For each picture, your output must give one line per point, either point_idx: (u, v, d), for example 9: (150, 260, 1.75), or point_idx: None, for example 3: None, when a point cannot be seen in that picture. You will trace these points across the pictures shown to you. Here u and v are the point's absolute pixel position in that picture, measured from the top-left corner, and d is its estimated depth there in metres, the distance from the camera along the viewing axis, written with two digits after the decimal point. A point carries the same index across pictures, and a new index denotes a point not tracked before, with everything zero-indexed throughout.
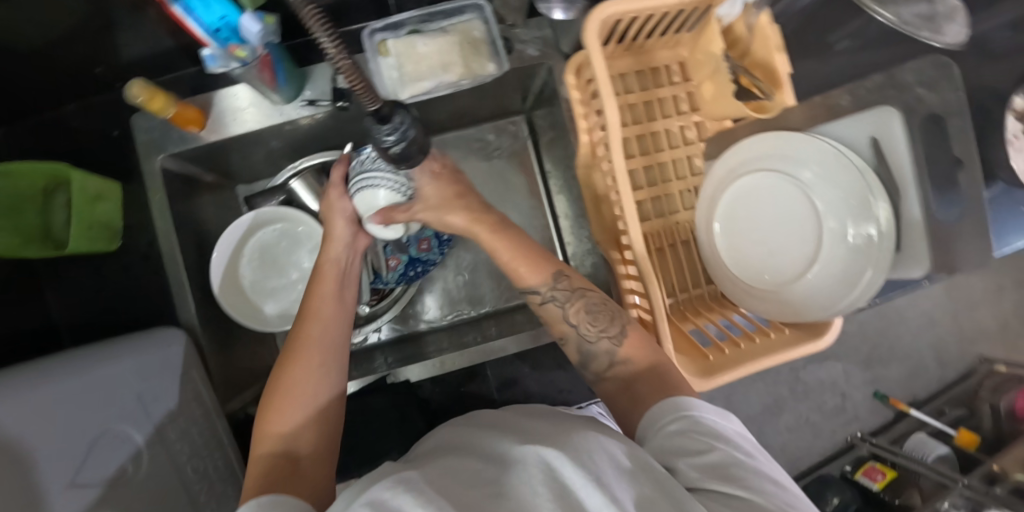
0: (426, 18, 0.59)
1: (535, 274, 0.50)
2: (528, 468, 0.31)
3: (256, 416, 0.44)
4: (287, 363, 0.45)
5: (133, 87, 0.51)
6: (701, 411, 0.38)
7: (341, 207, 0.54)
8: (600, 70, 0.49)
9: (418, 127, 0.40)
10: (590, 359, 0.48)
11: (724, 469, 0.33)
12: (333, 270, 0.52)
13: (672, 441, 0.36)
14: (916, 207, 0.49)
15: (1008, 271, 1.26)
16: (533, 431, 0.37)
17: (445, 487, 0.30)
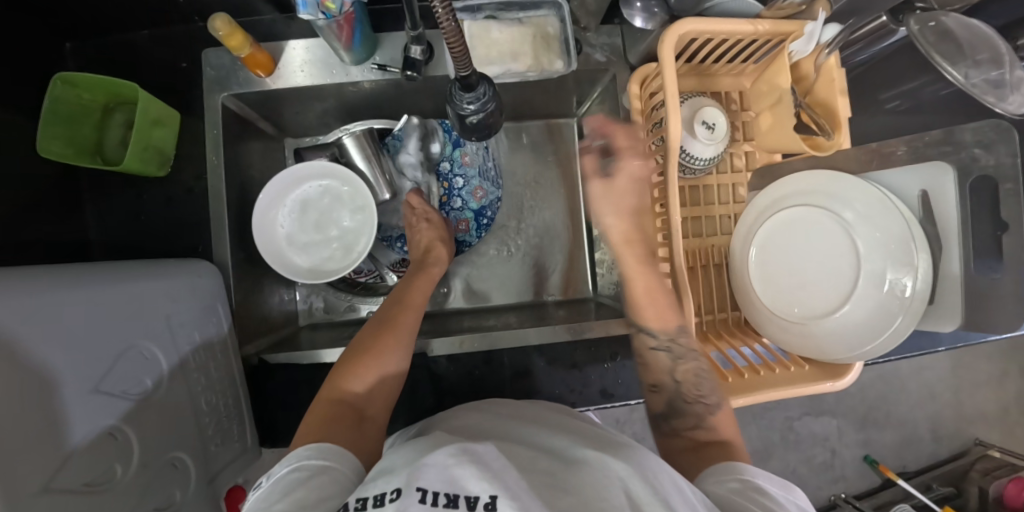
0: (503, 6, 0.59)
1: (661, 319, 0.52)
2: (593, 471, 0.32)
3: (335, 367, 0.48)
4: (376, 334, 0.51)
5: (216, 22, 0.52)
6: (765, 478, 0.39)
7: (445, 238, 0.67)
8: (671, 81, 0.50)
9: (496, 102, 0.42)
10: (678, 415, 0.50)
11: None
12: (428, 277, 0.61)
13: (735, 498, 0.37)
14: (956, 265, 0.50)
15: (1016, 358, 1.26)
16: (582, 435, 0.38)
17: (509, 469, 0.30)
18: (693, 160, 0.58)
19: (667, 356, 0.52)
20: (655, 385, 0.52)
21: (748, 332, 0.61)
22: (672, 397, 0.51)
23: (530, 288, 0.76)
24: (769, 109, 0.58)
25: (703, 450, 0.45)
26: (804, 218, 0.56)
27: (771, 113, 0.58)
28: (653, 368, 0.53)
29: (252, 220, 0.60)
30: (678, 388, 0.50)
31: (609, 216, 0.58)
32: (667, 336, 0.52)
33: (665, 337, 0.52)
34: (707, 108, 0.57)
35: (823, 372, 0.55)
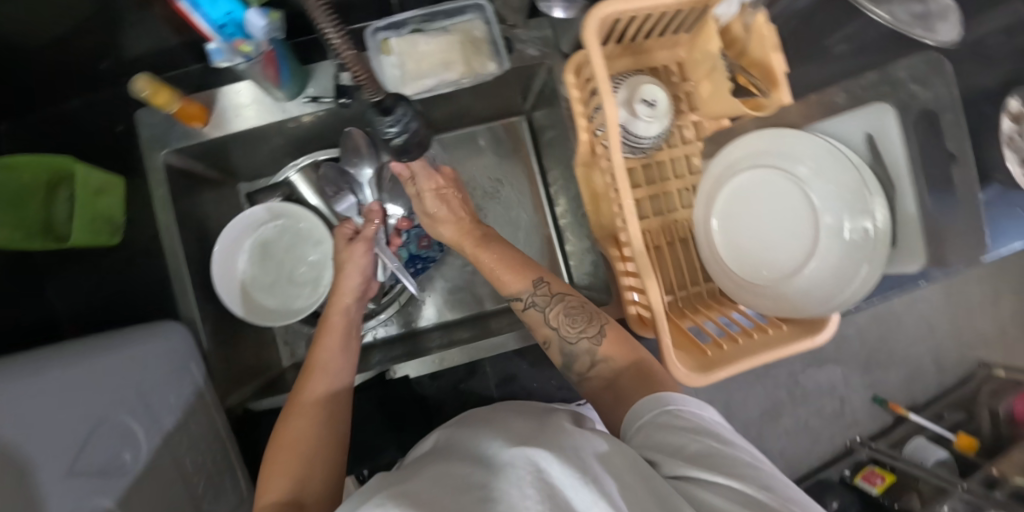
0: (429, 17, 0.60)
1: (520, 281, 0.54)
2: (515, 470, 0.31)
3: (263, 464, 0.44)
4: (290, 412, 0.47)
5: (138, 81, 0.52)
6: (684, 405, 0.39)
7: (359, 262, 0.58)
8: (600, 67, 0.49)
9: (420, 119, 0.42)
10: (573, 359, 0.50)
11: (700, 456, 0.34)
12: (336, 324, 0.55)
13: (656, 437, 0.37)
14: (913, 205, 0.49)
15: (1006, 277, 1.27)
16: (515, 431, 0.38)
17: (435, 497, 0.30)
18: (639, 139, 0.57)
19: (538, 311, 0.52)
20: (546, 341, 0.53)
21: (724, 303, 0.61)
22: (562, 346, 0.51)
23: (507, 292, 0.75)
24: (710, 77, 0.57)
25: (616, 383, 0.46)
26: (760, 181, 0.56)
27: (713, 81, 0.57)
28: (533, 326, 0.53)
29: (210, 269, 0.59)
30: (559, 330, 0.51)
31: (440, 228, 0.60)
32: (529, 293, 0.53)
33: (529, 294, 0.53)
34: (646, 85, 0.56)
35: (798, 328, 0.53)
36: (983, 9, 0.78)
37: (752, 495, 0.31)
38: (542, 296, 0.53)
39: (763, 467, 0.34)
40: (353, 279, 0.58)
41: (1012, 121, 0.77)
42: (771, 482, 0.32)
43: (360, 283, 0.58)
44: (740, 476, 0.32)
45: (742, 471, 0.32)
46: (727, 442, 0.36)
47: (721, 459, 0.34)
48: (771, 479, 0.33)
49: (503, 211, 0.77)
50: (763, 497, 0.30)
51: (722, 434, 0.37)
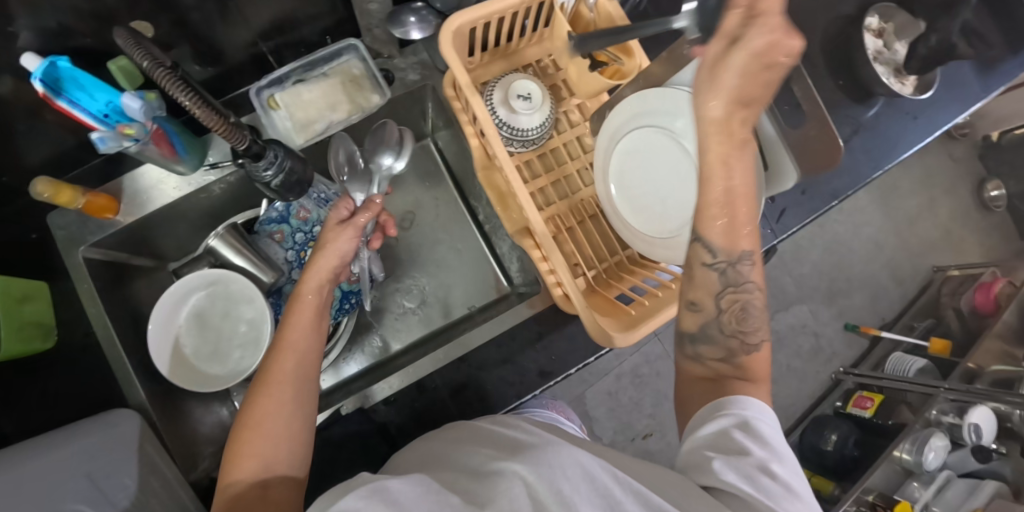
0: (307, 67, 0.63)
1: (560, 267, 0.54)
2: (506, 480, 0.32)
3: (227, 442, 0.44)
4: (262, 392, 0.46)
5: (38, 184, 0.55)
6: (756, 419, 0.36)
7: (341, 246, 0.56)
8: (461, 77, 0.54)
9: (293, 158, 0.47)
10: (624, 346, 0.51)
11: (751, 479, 0.32)
12: (306, 302, 0.53)
13: (715, 444, 0.35)
14: (769, 125, 0.52)
15: (934, 182, 1.35)
16: (511, 444, 0.39)
17: (421, 493, 0.33)
18: (524, 131, 0.61)
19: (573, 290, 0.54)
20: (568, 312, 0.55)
21: (643, 265, 0.64)
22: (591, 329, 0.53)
23: (451, 308, 0.77)
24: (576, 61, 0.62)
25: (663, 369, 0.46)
26: (641, 141, 0.59)
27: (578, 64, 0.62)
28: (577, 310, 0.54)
29: (149, 351, 0.60)
30: (720, 315, 0.43)
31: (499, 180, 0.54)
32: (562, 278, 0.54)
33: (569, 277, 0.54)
34: (517, 81, 0.60)
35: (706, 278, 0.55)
36: None
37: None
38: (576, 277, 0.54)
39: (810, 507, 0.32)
40: (331, 262, 0.56)
41: (875, 37, 0.85)
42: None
43: (338, 265, 0.56)
44: None
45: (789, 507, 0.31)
46: (784, 470, 0.33)
47: (770, 484, 0.32)
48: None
49: (434, 230, 0.80)
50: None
51: (784, 460, 0.35)
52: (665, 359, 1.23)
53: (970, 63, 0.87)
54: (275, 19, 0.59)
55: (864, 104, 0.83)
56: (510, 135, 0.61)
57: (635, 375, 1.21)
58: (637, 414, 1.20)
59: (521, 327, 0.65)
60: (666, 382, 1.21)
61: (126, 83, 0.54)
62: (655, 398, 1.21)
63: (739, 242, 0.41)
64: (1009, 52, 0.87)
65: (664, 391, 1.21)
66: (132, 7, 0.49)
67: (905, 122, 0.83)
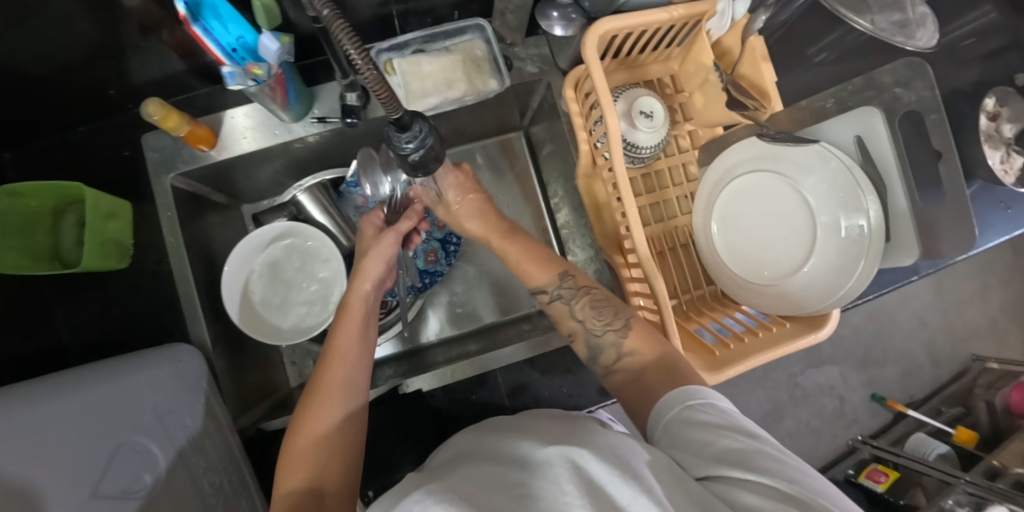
0: (429, 38, 0.61)
1: (545, 273, 0.54)
2: (553, 468, 0.31)
3: (279, 450, 0.44)
4: (311, 402, 0.46)
5: (149, 106, 0.53)
6: (708, 402, 0.38)
7: (384, 251, 0.56)
8: (600, 81, 0.51)
9: (434, 134, 0.43)
10: (599, 352, 0.50)
11: (740, 460, 0.33)
12: (353, 310, 0.53)
13: (687, 434, 0.36)
14: (902, 198, 0.51)
15: (992, 270, 1.32)
16: (548, 434, 0.37)
17: (473, 495, 0.31)
18: (639, 149, 0.59)
19: (563, 304, 0.53)
20: (571, 334, 0.53)
21: (726, 304, 0.62)
22: (587, 339, 0.51)
23: (511, 304, 0.76)
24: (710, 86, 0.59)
25: (642, 377, 0.45)
26: (758, 184, 0.58)
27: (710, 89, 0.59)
28: (559, 318, 0.53)
29: (221, 289, 0.60)
30: (585, 325, 0.51)
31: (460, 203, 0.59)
32: (555, 285, 0.53)
33: (553, 286, 0.53)
34: (642, 98, 0.58)
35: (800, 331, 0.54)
36: (952, 17, 0.83)
37: (788, 490, 0.30)
38: (568, 287, 0.53)
39: (795, 463, 0.33)
40: (377, 267, 0.56)
41: (988, 119, 0.81)
42: (802, 476, 0.32)
43: (383, 271, 0.56)
44: (783, 481, 0.31)
45: (774, 466, 0.32)
46: (754, 436, 0.35)
47: (768, 461, 0.32)
48: (807, 475, 0.32)
49: (507, 225, 0.79)
50: (804, 494, 0.30)
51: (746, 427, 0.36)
52: None
53: None
54: None
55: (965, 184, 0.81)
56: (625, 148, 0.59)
57: None
58: None
59: None
60: None
61: (264, 23, 0.52)
62: None
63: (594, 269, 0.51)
64: None
65: None
66: None
67: (997, 211, 0.80)
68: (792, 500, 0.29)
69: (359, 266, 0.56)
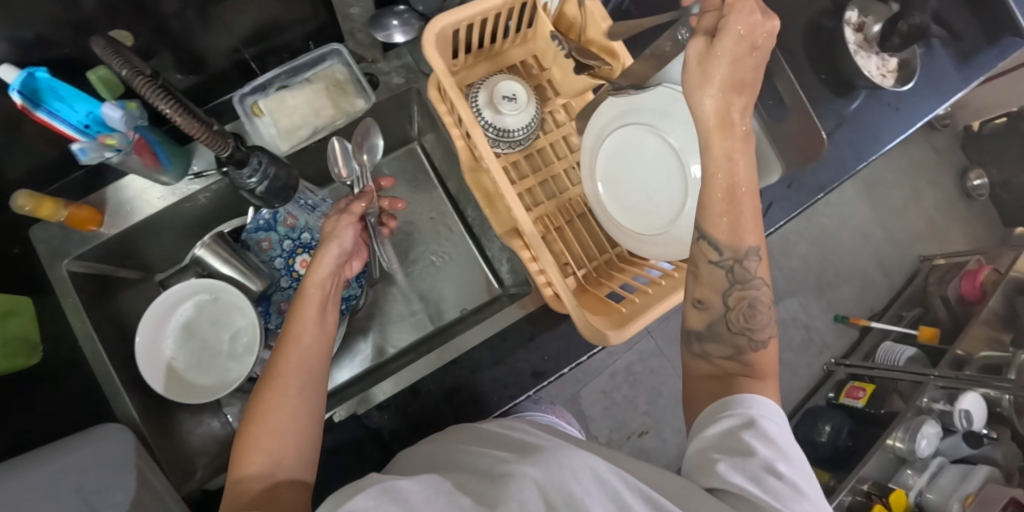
0: (290, 73, 0.63)
1: (748, 237, 0.41)
2: (516, 483, 0.30)
3: (234, 439, 0.44)
4: (265, 388, 0.45)
5: (18, 198, 0.54)
6: (768, 422, 0.35)
7: (342, 239, 0.55)
8: (447, 80, 0.53)
9: (277, 165, 0.50)
10: (713, 338, 0.43)
11: (760, 480, 0.31)
12: (311, 297, 0.52)
13: (721, 443, 0.34)
14: (751, 121, 0.53)
15: (919, 173, 1.38)
16: (523, 447, 0.36)
17: (447, 493, 0.32)
18: (511, 133, 0.61)
19: (725, 272, 0.42)
20: (700, 301, 0.43)
21: (632, 263, 0.63)
22: (715, 319, 0.43)
23: (445, 309, 0.77)
24: (721, 167, 0.39)
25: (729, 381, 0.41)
26: (627, 139, 0.59)
27: (729, 180, 0.40)
28: (698, 284, 0.43)
29: (137, 362, 0.60)
30: (728, 312, 0.43)
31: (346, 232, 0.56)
32: (741, 253, 0.41)
33: (731, 255, 0.41)
34: (502, 82, 0.60)
35: (756, 372, 0.41)
36: None
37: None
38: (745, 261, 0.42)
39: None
40: (335, 254, 0.54)
41: (855, 31, 0.83)
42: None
43: (339, 258, 0.54)
44: None
45: (781, 501, 0.30)
46: (791, 470, 0.32)
47: (778, 485, 0.30)
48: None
49: (427, 233, 0.80)
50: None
51: (793, 460, 0.33)
52: (660, 358, 1.24)
53: (950, 52, 0.87)
54: (257, 25, 0.61)
55: (847, 97, 0.83)
56: (493, 134, 0.61)
57: (629, 373, 1.21)
58: (632, 412, 1.20)
59: (514, 329, 0.65)
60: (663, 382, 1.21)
61: (105, 93, 0.54)
62: (649, 395, 1.21)
63: (741, 235, 0.41)
64: (987, 43, 0.88)
65: (660, 389, 1.21)
66: (112, 17, 0.50)
67: (888, 114, 0.84)
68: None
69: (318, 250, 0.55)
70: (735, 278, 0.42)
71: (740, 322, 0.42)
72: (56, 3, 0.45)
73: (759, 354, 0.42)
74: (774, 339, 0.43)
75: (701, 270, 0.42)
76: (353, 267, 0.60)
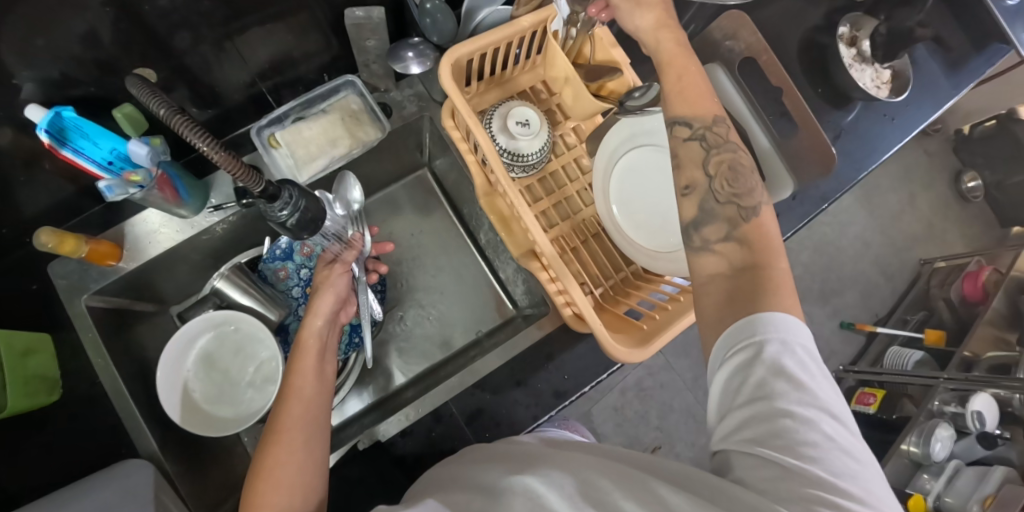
0: (306, 105, 0.65)
1: (695, 106, 0.43)
2: (514, 496, 0.33)
3: (241, 497, 0.43)
4: (269, 442, 0.45)
5: (41, 235, 0.55)
6: (780, 352, 0.31)
7: (336, 286, 0.57)
8: (464, 107, 0.54)
9: (307, 198, 0.51)
10: (708, 221, 0.39)
11: (786, 443, 0.28)
12: (309, 345, 0.53)
13: (735, 396, 0.32)
14: (762, 139, 0.55)
15: (915, 179, 1.40)
16: (517, 457, 0.39)
17: None
18: (524, 157, 0.62)
19: (700, 145, 0.42)
20: (687, 187, 0.42)
21: (648, 280, 0.63)
22: (703, 202, 0.40)
23: (460, 333, 0.77)
24: (679, 52, 0.46)
25: (738, 286, 0.35)
26: (637, 161, 0.62)
27: (688, 60, 0.45)
28: (682, 159, 0.42)
29: (157, 392, 0.60)
30: (712, 184, 0.41)
31: (342, 278, 0.58)
32: (702, 123, 0.43)
33: (700, 124, 0.42)
34: (515, 108, 0.61)
35: (757, 250, 0.37)
36: None
37: (807, 478, 0.27)
38: (716, 131, 0.42)
39: (848, 444, 0.29)
40: (329, 301, 0.56)
41: (848, 46, 0.85)
42: (837, 464, 0.28)
43: (335, 305, 0.57)
44: (825, 480, 0.27)
45: (809, 455, 0.28)
46: (812, 401, 0.30)
47: (802, 439, 0.28)
48: (853, 467, 0.28)
49: (441, 256, 0.81)
50: (822, 485, 0.27)
51: (818, 399, 0.30)
52: (670, 371, 1.24)
53: (939, 60, 0.90)
54: (272, 58, 0.62)
55: (844, 109, 0.86)
56: (507, 157, 0.61)
57: (639, 388, 1.22)
58: (645, 428, 1.20)
59: (533, 349, 0.65)
60: (674, 395, 1.22)
61: (130, 130, 0.56)
62: (661, 410, 1.21)
63: (704, 106, 0.43)
64: (974, 50, 0.91)
65: (672, 402, 1.22)
66: (132, 54, 0.51)
67: (885, 124, 0.86)
68: (796, 501, 0.26)
69: (312, 301, 0.56)
70: (713, 142, 0.42)
71: (726, 189, 0.40)
72: (78, 43, 0.46)
73: (753, 224, 0.38)
74: (766, 207, 0.40)
75: (679, 149, 0.42)
76: (350, 308, 0.62)
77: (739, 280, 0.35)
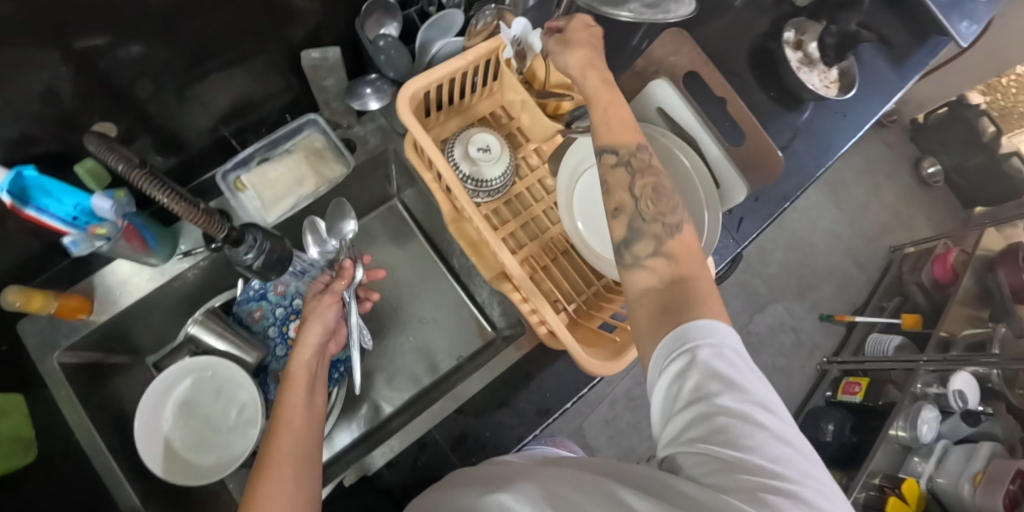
0: (270, 146, 0.66)
1: (622, 133, 0.44)
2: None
3: None
4: (260, 474, 0.43)
5: (8, 294, 0.55)
6: (709, 352, 0.31)
7: (325, 316, 0.58)
8: (424, 139, 0.55)
9: (271, 239, 0.51)
10: (636, 238, 0.40)
11: (721, 438, 0.29)
12: (298, 378, 0.53)
13: (675, 396, 0.32)
14: (714, 147, 0.57)
15: (877, 169, 1.45)
16: (504, 475, 0.39)
17: None
18: (487, 182, 0.63)
19: (627, 171, 0.43)
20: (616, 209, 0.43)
21: (620, 292, 0.64)
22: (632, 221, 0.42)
23: (442, 359, 0.78)
24: (606, 88, 0.46)
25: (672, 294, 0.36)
26: (597, 178, 0.63)
27: (614, 96, 0.46)
28: (611, 186, 0.43)
29: (137, 447, 0.60)
30: (638, 205, 0.42)
31: (330, 308, 0.58)
32: (626, 150, 0.44)
33: (625, 151, 0.43)
34: (475, 135, 0.63)
35: (683, 262, 0.39)
36: None
37: (745, 469, 0.28)
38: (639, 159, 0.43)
39: (780, 429, 0.29)
40: (316, 333, 0.57)
41: (794, 49, 0.88)
42: (772, 450, 0.28)
43: (323, 334, 0.57)
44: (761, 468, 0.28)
45: (745, 446, 0.28)
46: (742, 393, 0.30)
47: (736, 430, 0.29)
48: (788, 451, 0.29)
49: (420, 284, 0.81)
50: (761, 474, 0.27)
51: (749, 391, 0.31)
52: None
53: (885, 57, 0.94)
54: (233, 103, 0.64)
55: (797, 110, 0.89)
56: (471, 183, 0.63)
57: (629, 399, 1.22)
58: (638, 438, 1.20)
59: (513, 369, 0.65)
60: None
61: (94, 184, 0.56)
62: None
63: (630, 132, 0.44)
64: (915, 43, 0.95)
65: None
66: (91, 108, 0.51)
67: (838, 121, 0.89)
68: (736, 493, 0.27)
69: (297, 337, 0.57)
70: (637, 167, 0.43)
71: (652, 209, 0.42)
72: (37, 102, 0.46)
73: (678, 241, 0.40)
74: (688, 226, 0.42)
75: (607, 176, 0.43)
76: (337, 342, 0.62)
77: (672, 291, 0.37)
